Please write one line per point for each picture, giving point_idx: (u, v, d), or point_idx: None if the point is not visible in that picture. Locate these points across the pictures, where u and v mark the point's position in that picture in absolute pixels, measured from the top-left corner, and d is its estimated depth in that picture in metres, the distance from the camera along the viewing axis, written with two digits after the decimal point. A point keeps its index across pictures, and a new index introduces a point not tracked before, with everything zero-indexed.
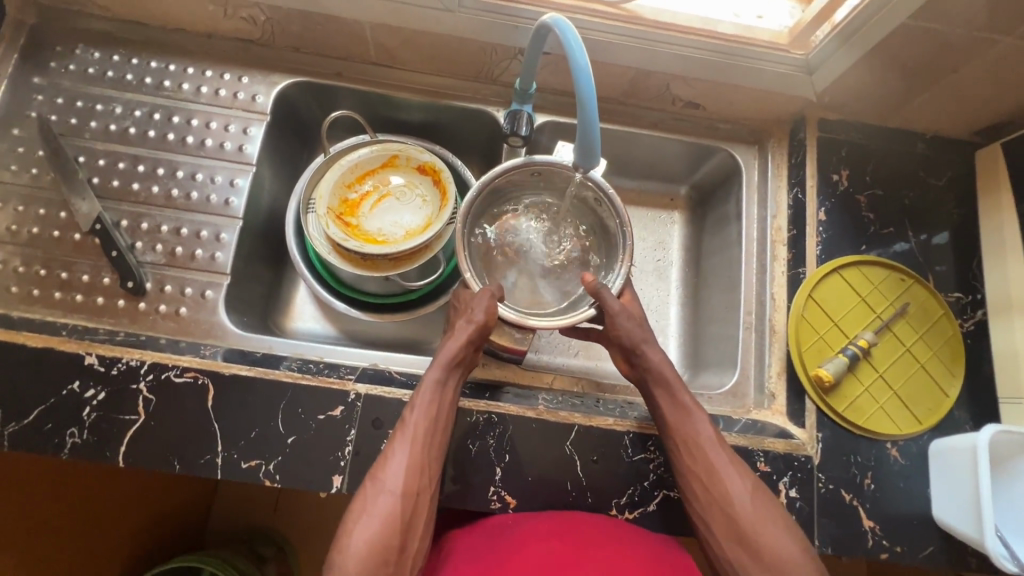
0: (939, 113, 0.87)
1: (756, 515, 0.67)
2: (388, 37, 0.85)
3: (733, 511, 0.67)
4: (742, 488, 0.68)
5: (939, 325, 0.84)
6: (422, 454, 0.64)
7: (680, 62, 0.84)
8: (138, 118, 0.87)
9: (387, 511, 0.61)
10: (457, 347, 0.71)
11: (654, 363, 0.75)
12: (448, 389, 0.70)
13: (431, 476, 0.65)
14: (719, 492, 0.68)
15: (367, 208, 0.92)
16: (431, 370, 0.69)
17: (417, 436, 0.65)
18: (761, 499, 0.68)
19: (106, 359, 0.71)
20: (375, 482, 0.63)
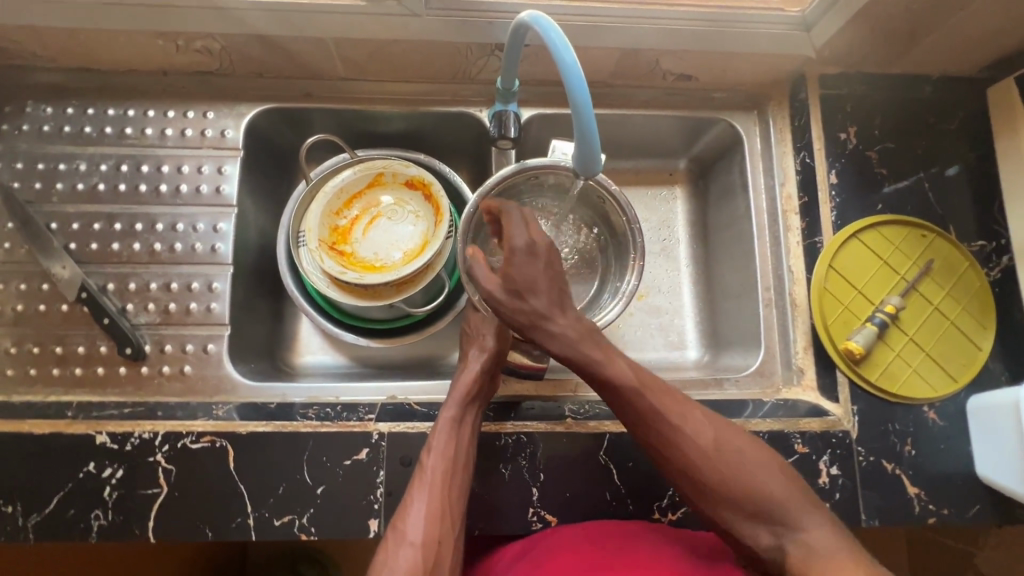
0: (946, 53, 0.82)
1: (731, 470, 0.63)
2: (355, 51, 0.79)
3: (716, 474, 0.64)
4: (703, 440, 0.65)
5: (966, 277, 0.81)
6: (441, 498, 0.62)
7: (668, 37, 0.79)
8: (105, 172, 0.82)
9: (409, 564, 0.57)
10: (470, 379, 0.69)
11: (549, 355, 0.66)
12: (465, 427, 0.67)
13: (454, 521, 0.62)
14: (694, 460, 0.64)
15: (359, 233, 0.87)
16: (445, 408, 0.68)
17: (435, 479, 0.63)
18: (733, 451, 0.65)
19: (117, 436, 0.69)
20: (396, 534, 0.60)
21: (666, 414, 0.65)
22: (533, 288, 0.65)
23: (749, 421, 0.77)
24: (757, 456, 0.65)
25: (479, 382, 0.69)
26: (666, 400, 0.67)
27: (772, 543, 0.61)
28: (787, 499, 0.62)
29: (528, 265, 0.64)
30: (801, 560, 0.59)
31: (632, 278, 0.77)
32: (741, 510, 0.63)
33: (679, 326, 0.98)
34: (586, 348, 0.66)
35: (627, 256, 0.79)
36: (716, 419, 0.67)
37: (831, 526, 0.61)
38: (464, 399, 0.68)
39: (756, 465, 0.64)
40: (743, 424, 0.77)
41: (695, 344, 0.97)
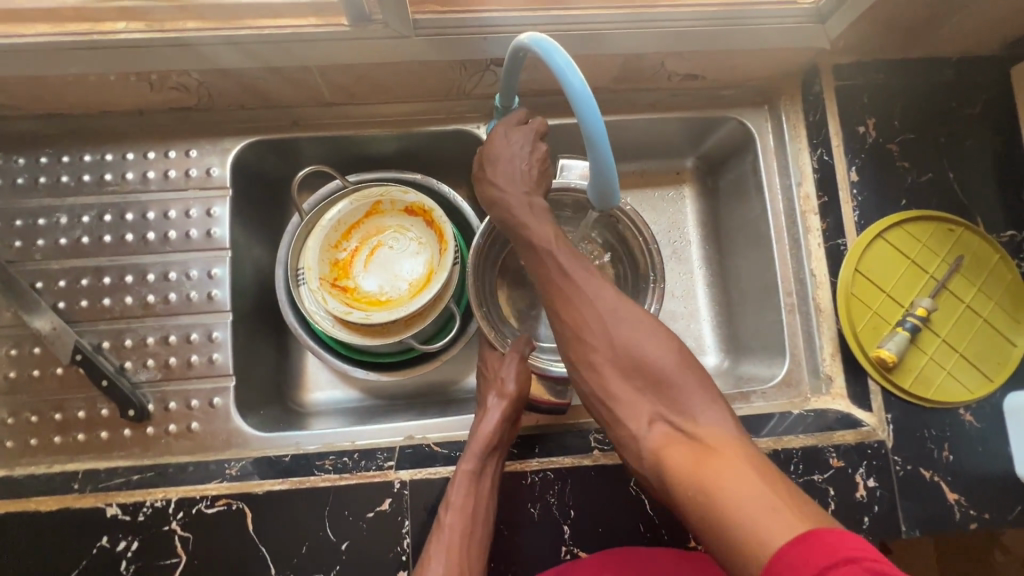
0: (968, 34, 0.77)
1: (626, 336, 0.64)
2: (341, 76, 0.74)
3: (606, 341, 0.65)
4: (601, 308, 0.66)
5: (997, 271, 0.78)
6: (460, 558, 0.60)
7: (675, 39, 0.74)
8: (87, 223, 0.77)
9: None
10: (488, 428, 0.66)
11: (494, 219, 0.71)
12: (485, 480, 0.65)
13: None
14: (590, 331, 0.65)
15: (360, 266, 0.83)
16: (463, 461, 0.65)
17: (454, 539, 0.61)
18: (638, 326, 0.65)
19: (129, 506, 0.66)
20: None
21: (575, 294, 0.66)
22: (508, 168, 0.68)
23: (783, 438, 0.74)
24: (663, 339, 0.64)
25: (498, 432, 0.66)
26: (578, 281, 0.67)
27: (656, 426, 0.60)
28: (668, 375, 0.62)
29: (509, 154, 0.69)
30: (678, 444, 0.57)
31: (651, 300, 0.76)
32: (632, 386, 0.63)
33: (697, 331, 0.95)
34: (529, 218, 0.68)
35: (645, 276, 0.78)
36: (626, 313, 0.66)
37: (722, 417, 0.59)
38: (483, 450, 0.65)
39: (653, 345, 0.64)
40: (776, 441, 0.74)
41: (714, 350, 0.94)
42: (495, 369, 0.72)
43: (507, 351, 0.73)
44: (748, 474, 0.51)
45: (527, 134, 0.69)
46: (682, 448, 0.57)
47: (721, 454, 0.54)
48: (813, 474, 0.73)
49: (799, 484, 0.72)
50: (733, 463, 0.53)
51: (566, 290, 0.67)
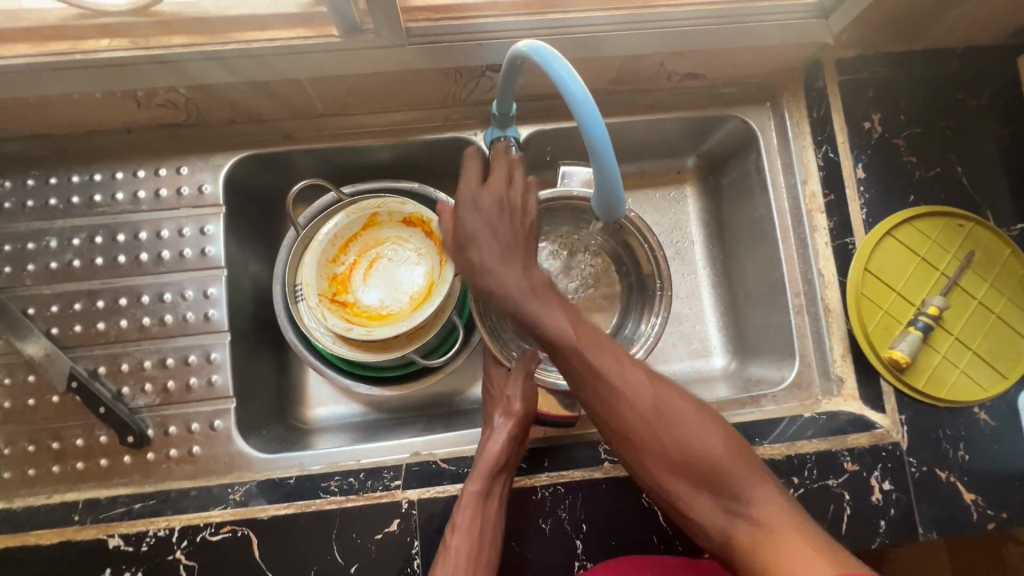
0: (974, 24, 0.75)
1: (670, 436, 0.60)
2: (333, 87, 0.72)
3: (659, 444, 0.60)
4: (641, 396, 0.62)
5: (1009, 266, 0.76)
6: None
7: (675, 38, 0.72)
8: (78, 246, 0.75)
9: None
10: (494, 449, 0.65)
11: (483, 286, 0.62)
12: (492, 502, 0.63)
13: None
14: (641, 438, 0.61)
15: (360, 279, 0.82)
16: (470, 482, 0.64)
17: (460, 563, 0.60)
18: (677, 406, 0.62)
19: (131, 536, 0.64)
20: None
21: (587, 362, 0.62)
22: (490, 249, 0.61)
23: (796, 443, 0.73)
24: (706, 416, 0.62)
25: (505, 452, 0.65)
26: (613, 365, 0.63)
27: (716, 521, 0.58)
28: (715, 459, 0.59)
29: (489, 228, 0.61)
30: (742, 532, 0.56)
31: (659, 311, 0.75)
32: (687, 482, 0.60)
33: (703, 332, 0.94)
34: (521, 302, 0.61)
35: (651, 285, 0.77)
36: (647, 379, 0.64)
37: (775, 493, 0.57)
38: (489, 471, 0.64)
39: (696, 423, 0.61)
40: (789, 447, 0.73)
41: (720, 351, 0.93)
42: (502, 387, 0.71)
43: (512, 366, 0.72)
44: (809, 552, 0.51)
45: (498, 178, 0.63)
46: (757, 542, 0.54)
47: (781, 538, 0.53)
48: (828, 479, 0.71)
49: (813, 490, 0.71)
50: (796, 548, 0.51)
51: (601, 376, 0.62)
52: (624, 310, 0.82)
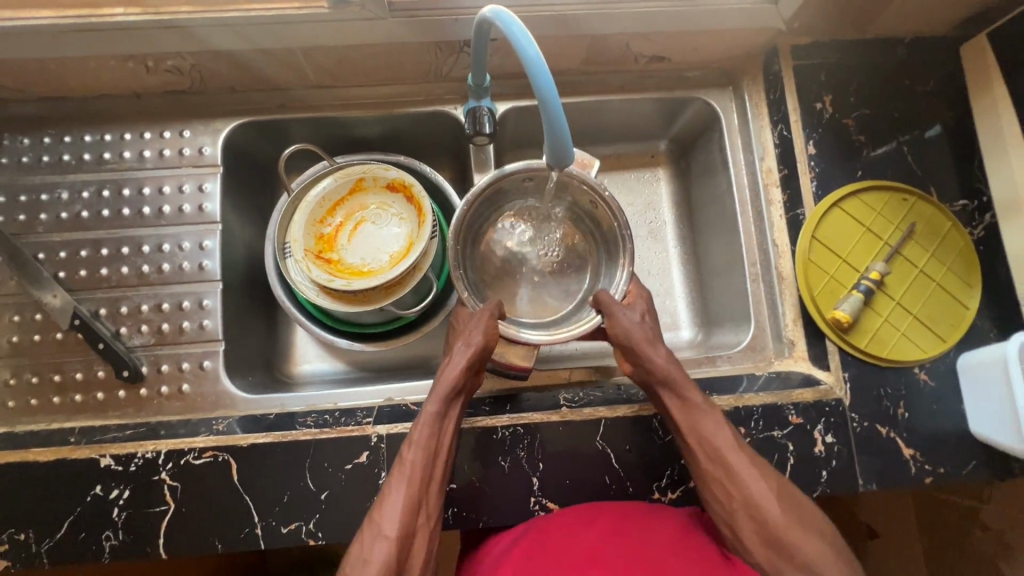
0: (917, 14, 0.81)
1: (789, 518, 0.64)
2: (324, 57, 0.79)
3: (775, 523, 0.64)
4: (766, 478, 0.66)
5: (950, 238, 0.81)
6: (419, 492, 0.64)
7: (638, 20, 0.78)
8: (87, 199, 0.82)
9: (382, 557, 0.59)
10: (454, 375, 0.70)
11: (659, 365, 0.72)
12: (447, 422, 0.69)
13: (429, 515, 0.65)
14: (759, 510, 0.64)
15: (344, 239, 0.88)
16: (428, 402, 0.69)
17: (415, 474, 0.64)
18: (795, 501, 0.66)
19: (121, 457, 0.70)
20: (372, 527, 0.62)
21: (723, 424, 0.68)
22: (649, 313, 0.79)
23: (743, 397, 0.78)
24: (811, 513, 0.65)
25: (463, 379, 0.70)
26: (745, 455, 0.68)
27: None
28: (825, 560, 0.61)
29: (642, 296, 0.81)
30: None
31: (621, 283, 0.79)
32: (786, 559, 0.62)
33: (670, 306, 0.99)
34: (656, 349, 0.73)
35: (617, 259, 0.81)
36: (773, 470, 0.68)
37: None
38: (447, 394, 0.69)
39: (807, 516, 0.64)
40: (737, 400, 0.77)
41: (686, 323, 0.98)
42: (467, 328, 0.75)
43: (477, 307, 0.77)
44: None
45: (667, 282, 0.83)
46: None
47: None
48: (773, 430, 0.76)
49: (759, 440, 0.75)
50: None
51: (735, 452, 0.67)
52: (590, 282, 0.86)
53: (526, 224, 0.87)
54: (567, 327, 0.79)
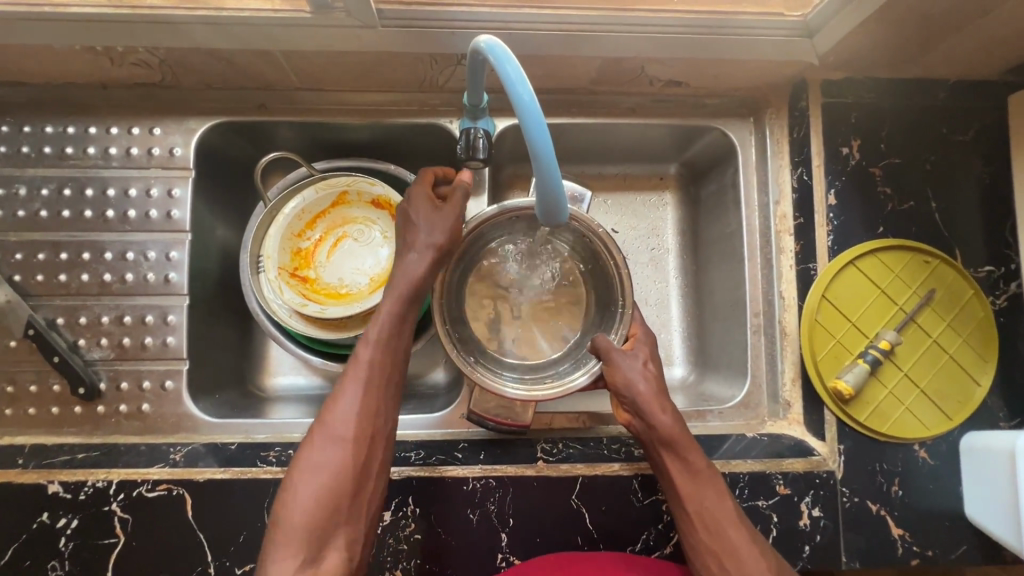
0: (966, 58, 0.73)
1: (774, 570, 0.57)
2: (308, 62, 0.71)
3: None
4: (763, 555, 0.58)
5: (969, 307, 0.76)
6: (378, 395, 0.62)
7: (655, 45, 0.71)
8: (46, 197, 0.76)
9: (337, 458, 0.59)
10: (414, 278, 0.66)
11: (664, 425, 0.62)
12: (404, 325, 0.66)
13: (389, 415, 0.63)
14: None
15: (323, 256, 0.82)
16: (384, 303, 0.66)
17: (373, 374, 0.63)
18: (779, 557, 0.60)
19: (69, 484, 0.67)
20: (323, 429, 0.60)
21: (726, 494, 0.60)
22: (653, 358, 0.68)
23: (731, 462, 0.74)
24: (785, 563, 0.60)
25: (422, 280, 0.67)
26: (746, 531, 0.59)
27: None
28: None
29: (646, 340, 0.70)
30: None
31: (618, 329, 0.72)
32: None
33: (664, 338, 0.92)
34: (662, 407, 0.63)
35: (613, 303, 0.74)
36: (769, 547, 0.60)
37: None
38: (405, 295, 0.66)
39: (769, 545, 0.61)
40: (723, 464, 0.73)
41: (678, 361, 0.92)
42: (426, 231, 0.68)
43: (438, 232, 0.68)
44: None
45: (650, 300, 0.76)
46: None
47: None
48: (758, 499, 0.72)
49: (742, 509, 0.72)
50: None
51: (734, 523, 0.59)
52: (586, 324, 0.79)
53: (518, 260, 0.79)
54: (551, 382, 0.73)
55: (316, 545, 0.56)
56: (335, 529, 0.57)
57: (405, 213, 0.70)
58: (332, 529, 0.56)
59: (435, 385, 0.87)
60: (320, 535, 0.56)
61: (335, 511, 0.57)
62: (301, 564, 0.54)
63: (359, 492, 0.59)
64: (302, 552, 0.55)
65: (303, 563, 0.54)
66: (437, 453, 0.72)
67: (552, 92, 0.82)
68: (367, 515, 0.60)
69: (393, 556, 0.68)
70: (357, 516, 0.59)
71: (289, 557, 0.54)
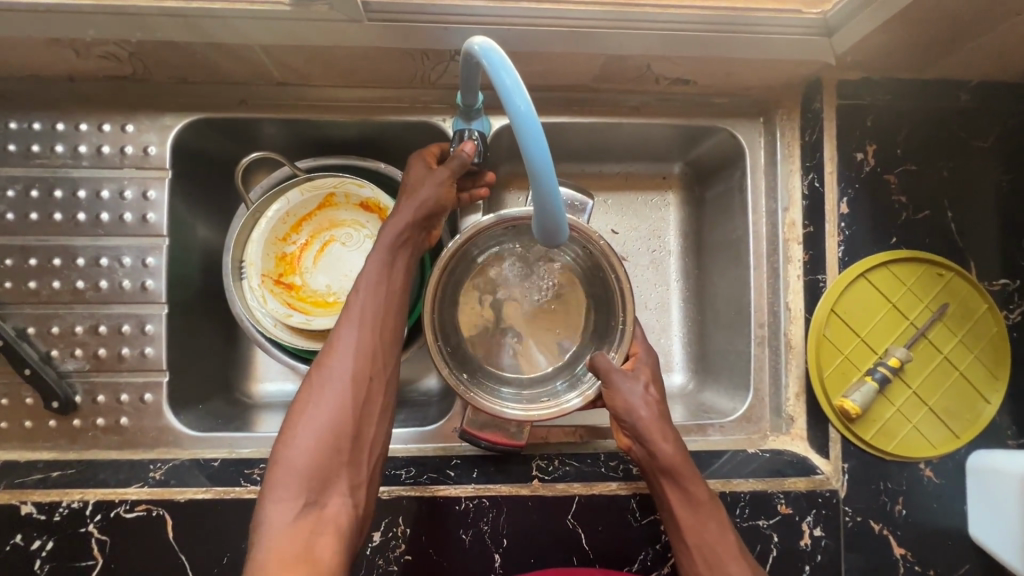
0: (993, 59, 0.69)
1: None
2: (289, 57, 0.66)
3: None
4: None
5: (982, 322, 0.73)
6: (374, 339, 0.61)
7: (663, 43, 0.66)
8: (12, 198, 0.72)
9: (336, 399, 0.57)
10: (407, 224, 0.64)
11: (664, 453, 0.61)
12: (399, 270, 0.64)
13: (387, 362, 0.61)
14: None
15: (309, 261, 0.79)
16: (377, 249, 0.64)
17: (368, 318, 0.61)
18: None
19: (43, 505, 0.65)
20: (322, 372, 0.58)
21: (728, 527, 0.59)
22: (655, 381, 0.66)
23: (732, 480, 0.71)
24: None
25: (417, 228, 0.65)
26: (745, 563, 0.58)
27: None
28: None
29: (647, 361, 0.68)
30: None
31: (619, 346, 0.69)
32: None
33: (663, 345, 0.88)
34: (664, 435, 0.61)
35: (615, 319, 0.71)
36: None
37: None
38: (399, 241, 0.64)
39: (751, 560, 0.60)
40: (724, 484, 0.71)
41: (678, 368, 0.87)
42: (418, 181, 0.66)
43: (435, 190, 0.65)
44: None
45: None
46: None
47: None
48: (759, 519, 0.70)
49: (742, 529, 0.70)
50: None
51: (733, 556, 0.58)
52: (584, 336, 0.76)
53: (514, 269, 0.76)
54: (548, 400, 0.71)
55: (318, 487, 0.54)
56: (337, 471, 0.55)
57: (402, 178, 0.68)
58: (332, 473, 0.55)
59: (428, 392, 0.83)
60: (321, 476, 0.54)
61: (336, 452, 0.55)
62: (302, 505, 0.52)
63: (360, 435, 0.57)
64: (303, 494, 0.53)
65: (304, 504, 0.52)
66: (428, 471, 0.70)
67: (552, 89, 0.77)
68: (369, 460, 0.58)
69: None
70: (359, 459, 0.57)
71: (290, 499, 0.52)
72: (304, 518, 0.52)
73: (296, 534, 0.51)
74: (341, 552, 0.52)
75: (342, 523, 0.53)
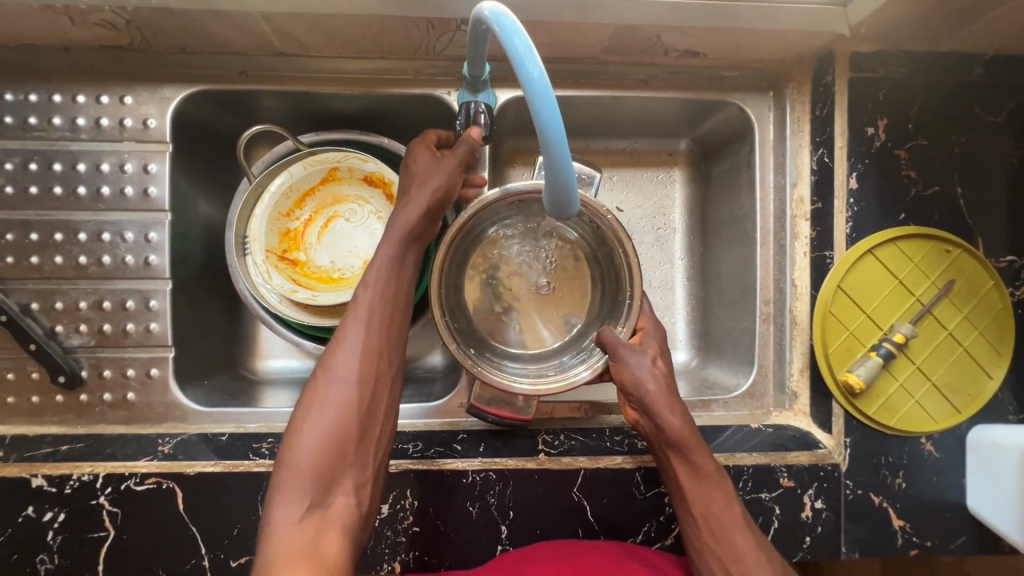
0: (1009, 31, 0.67)
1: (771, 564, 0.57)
2: (291, 26, 0.65)
3: None
4: (767, 561, 0.57)
5: (987, 298, 0.73)
6: (379, 338, 0.60)
7: (674, 12, 0.64)
8: (11, 171, 0.70)
9: (341, 399, 0.57)
10: (414, 216, 0.63)
11: (671, 425, 0.61)
12: (404, 268, 0.64)
13: (392, 359, 0.61)
14: None
15: (313, 237, 0.78)
16: (381, 247, 0.63)
17: (373, 317, 0.61)
18: (776, 554, 0.59)
19: (54, 478, 0.65)
20: (327, 373, 0.59)
21: (734, 498, 0.60)
22: (663, 355, 0.67)
23: (735, 454, 0.72)
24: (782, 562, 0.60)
25: (424, 223, 0.64)
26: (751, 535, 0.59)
27: None
28: None
29: (655, 335, 0.69)
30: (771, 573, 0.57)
31: (625, 322, 0.70)
32: None
33: (668, 322, 0.88)
34: (671, 408, 0.62)
35: (622, 294, 0.71)
36: (776, 553, 0.60)
37: None
38: (405, 238, 0.63)
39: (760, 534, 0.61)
40: (727, 458, 0.71)
41: (682, 345, 0.88)
42: (424, 171, 0.65)
43: (444, 176, 0.64)
44: None
45: None
46: None
47: None
48: (761, 492, 0.71)
49: (745, 501, 0.71)
50: None
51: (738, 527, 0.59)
52: (590, 313, 0.75)
53: (520, 244, 0.75)
54: (555, 375, 0.71)
55: (323, 487, 0.54)
56: (342, 470, 0.55)
57: (405, 168, 0.67)
58: (337, 474, 0.55)
59: (433, 368, 0.83)
60: (326, 476, 0.54)
61: (341, 454, 0.55)
62: (307, 506, 0.53)
63: (365, 434, 0.57)
64: (308, 496, 0.53)
65: (310, 505, 0.53)
66: (435, 445, 0.70)
67: (558, 61, 0.76)
68: (374, 457, 0.58)
69: (391, 549, 0.68)
70: (364, 458, 0.57)
71: (295, 500, 0.53)
72: (309, 518, 0.52)
73: (302, 534, 0.51)
74: (347, 549, 0.53)
75: (346, 522, 0.54)
